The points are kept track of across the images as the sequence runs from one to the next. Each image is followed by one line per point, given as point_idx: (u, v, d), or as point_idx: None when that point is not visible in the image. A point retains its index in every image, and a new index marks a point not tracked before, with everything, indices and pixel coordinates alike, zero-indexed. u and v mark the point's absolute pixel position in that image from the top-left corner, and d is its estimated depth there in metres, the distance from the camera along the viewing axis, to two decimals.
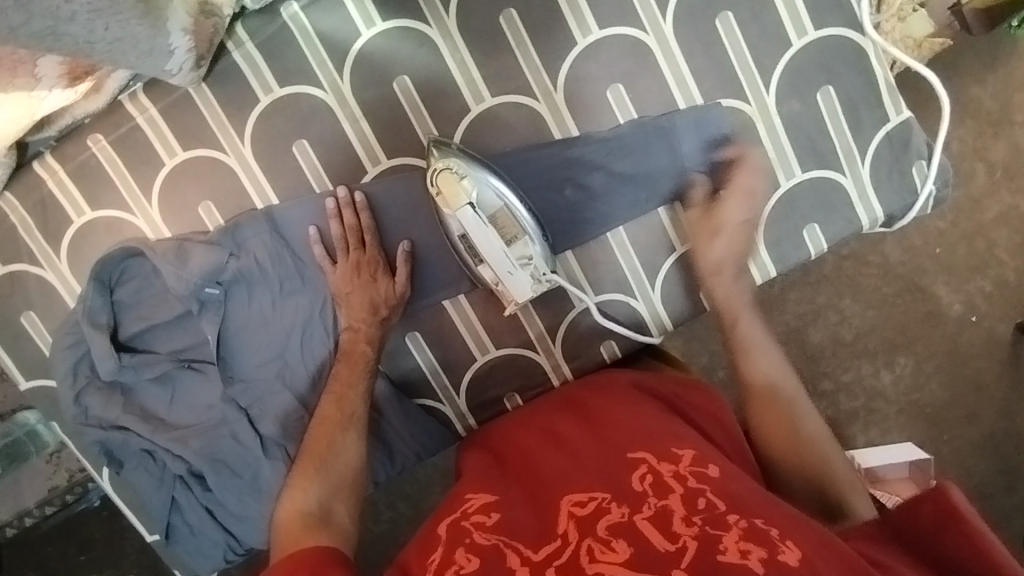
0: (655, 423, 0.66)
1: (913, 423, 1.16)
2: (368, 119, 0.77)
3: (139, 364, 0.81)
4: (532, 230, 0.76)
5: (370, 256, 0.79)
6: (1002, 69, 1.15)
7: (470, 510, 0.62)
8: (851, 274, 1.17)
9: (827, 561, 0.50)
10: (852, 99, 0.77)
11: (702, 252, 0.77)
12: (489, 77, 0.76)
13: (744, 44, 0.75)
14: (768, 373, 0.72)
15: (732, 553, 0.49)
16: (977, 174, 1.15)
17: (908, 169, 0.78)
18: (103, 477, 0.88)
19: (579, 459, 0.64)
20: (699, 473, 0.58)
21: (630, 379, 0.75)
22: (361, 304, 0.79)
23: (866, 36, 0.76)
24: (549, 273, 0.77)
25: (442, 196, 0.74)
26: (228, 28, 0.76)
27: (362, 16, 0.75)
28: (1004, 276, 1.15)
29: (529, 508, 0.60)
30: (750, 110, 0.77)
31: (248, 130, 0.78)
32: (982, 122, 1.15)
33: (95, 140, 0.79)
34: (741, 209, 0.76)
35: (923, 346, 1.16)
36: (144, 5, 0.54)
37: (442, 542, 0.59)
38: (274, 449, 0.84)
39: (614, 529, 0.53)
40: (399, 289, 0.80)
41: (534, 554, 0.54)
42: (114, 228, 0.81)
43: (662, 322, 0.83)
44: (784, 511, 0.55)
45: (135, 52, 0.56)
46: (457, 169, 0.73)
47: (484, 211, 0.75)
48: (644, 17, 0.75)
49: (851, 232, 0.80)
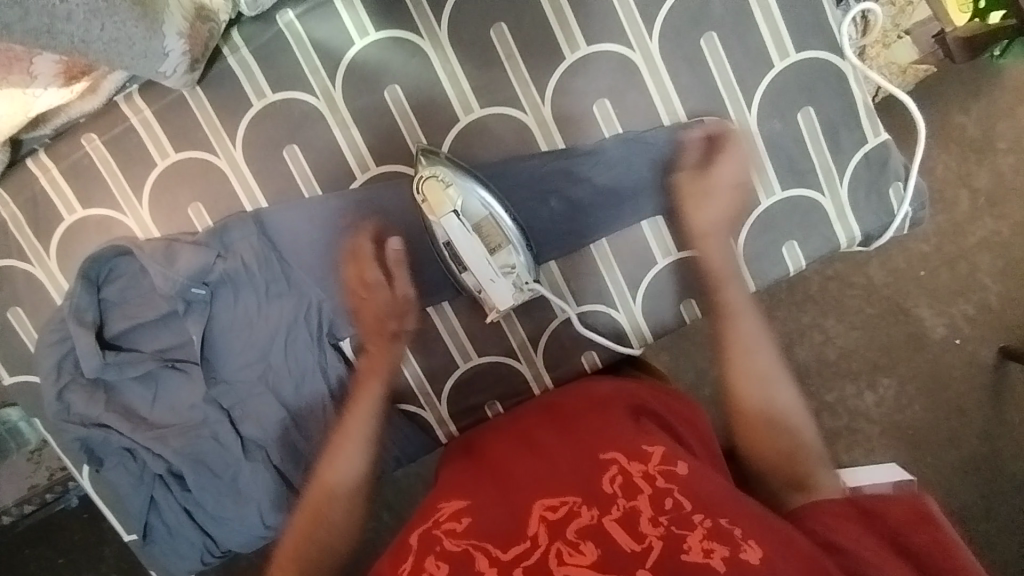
0: (624, 421, 0.67)
1: (893, 444, 1.17)
2: (359, 127, 0.79)
3: (123, 362, 0.81)
4: (516, 239, 0.78)
5: (378, 276, 0.79)
6: (985, 98, 1.18)
7: (441, 517, 0.62)
8: (836, 294, 1.18)
9: (783, 563, 0.52)
10: (832, 121, 0.79)
11: (692, 212, 0.76)
12: (479, 89, 0.78)
13: (728, 63, 0.77)
14: (749, 343, 0.72)
15: (695, 552, 0.52)
16: (960, 201, 1.18)
17: (884, 191, 0.80)
18: (83, 475, 0.88)
19: (552, 460, 0.64)
20: (668, 472, 0.59)
21: (614, 387, 0.73)
22: (373, 311, 0.79)
23: (846, 59, 0.78)
24: (531, 283, 0.78)
25: (427, 204, 0.75)
26: (224, 34, 0.77)
27: (356, 26, 0.77)
28: (987, 300, 1.17)
29: (500, 509, 0.61)
30: (733, 128, 0.79)
31: (240, 134, 0.79)
32: (965, 148, 1.18)
33: (89, 140, 0.80)
34: (731, 172, 0.76)
35: (906, 368, 1.18)
36: (140, 8, 0.54)
37: (413, 552, 0.60)
38: (255, 451, 0.85)
39: (583, 532, 0.55)
40: (410, 310, 0.80)
41: (503, 554, 0.56)
42: (104, 226, 0.82)
43: (642, 334, 0.85)
44: (746, 509, 0.57)
45: (129, 53, 0.56)
46: (442, 178, 0.74)
47: (469, 219, 0.76)
48: (631, 35, 0.77)
49: (829, 250, 0.82)
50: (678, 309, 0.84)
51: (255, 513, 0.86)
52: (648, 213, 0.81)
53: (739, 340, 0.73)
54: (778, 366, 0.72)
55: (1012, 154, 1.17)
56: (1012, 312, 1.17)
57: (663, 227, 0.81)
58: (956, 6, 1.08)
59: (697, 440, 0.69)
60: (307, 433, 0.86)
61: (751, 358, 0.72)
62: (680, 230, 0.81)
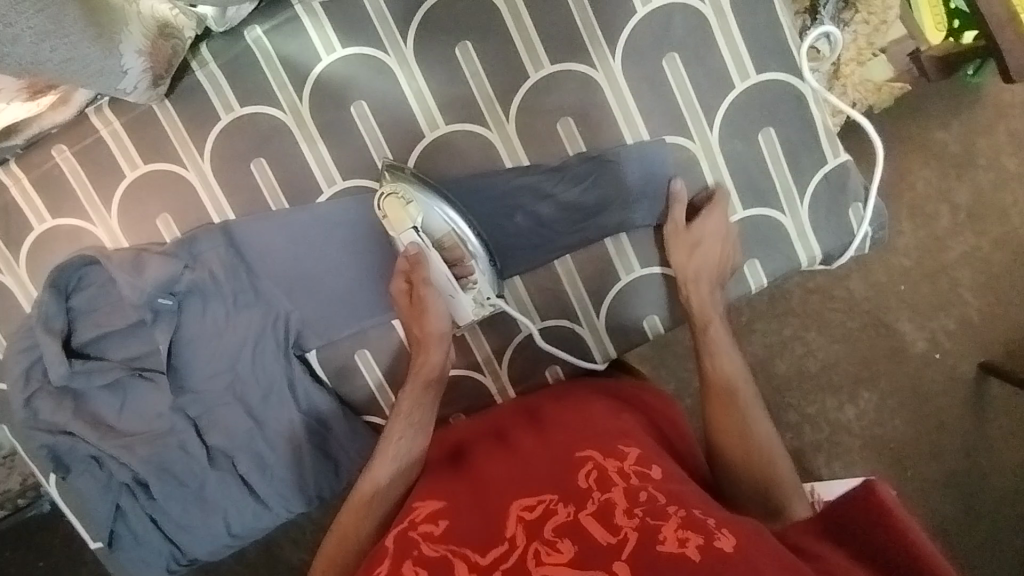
0: (598, 424, 0.68)
1: (874, 458, 1.18)
2: (326, 142, 0.80)
3: (91, 370, 0.82)
4: (478, 254, 0.81)
5: (402, 286, 0.79)
6: (965, 114, 1.18)
7: (417, 519, 0.61)
8: (817, 308, 1.19)
9: (763, 558, 0.51)
10: (793, 142, 0.80)
11: (679, 262, 0.78)
12: (444, 105, 0.79)
13: (689, 84, 0.78)
14: (731, 382, 0.75)
15: (671, 542, 0.50)
16: (941, 216, 1.18)
17: (844, 212, 0.81)
18: (50, 481, 0.88)
19: (526, 463, 0.65)
20: (642, 472, 0.59)
21: (589, 387, 0.80)
22: (417, 315, 0.78)
23: (806, 82, 0.79)
24: (492, 298, 0.81)
25: (389, 220, 0.78)
26: (193, 48, 0.79)
27: (323, 43, 0.78)
28: (966, 315, 1.17)
29: (476, 512, 0.60)
30: (694, 147, 0.80)
31: (207, 146, 0.81)
32: (946, 164, 1.18)
33: (59, 151, 0.82)
34: (717, 223, 0.78)
35: (887, 382, 1.18)
36: (95, 31, 0.53)
37: (388, 555, 0.57)
38: (220, 460, 0.86)
39: (560, 530, 0.53)
40: (431, 312, 0.77)
41: (481, 557, 0.53)
42: (74, 236, 0.83)
43: (605, 349, 0.85)
44: (720, 509, 0.57)
45: (86, 72, 0.55)
46: (404, 195, 0.77)
47: (429, 234, 0.79)
48: (594, 56, 0.78)
49: (790, 269, 0.83)
50: (641, 325, 0.84)
51: (220, 521, 0.87)
52: (612, 230, 0.82)
53: (723, 375, 0.75)
54: (757, 403, 0.74)
55: (991, 170, 1.18)
56: (990, 328, 1.17)
57: (626, 244, 0.83)
58: (932, 25, 1.09)
59: (679, 443, 0.73)
60: (274, 444, 0.86)
61: (733, 398, 0.74)
62: (644, 248, 0.83)
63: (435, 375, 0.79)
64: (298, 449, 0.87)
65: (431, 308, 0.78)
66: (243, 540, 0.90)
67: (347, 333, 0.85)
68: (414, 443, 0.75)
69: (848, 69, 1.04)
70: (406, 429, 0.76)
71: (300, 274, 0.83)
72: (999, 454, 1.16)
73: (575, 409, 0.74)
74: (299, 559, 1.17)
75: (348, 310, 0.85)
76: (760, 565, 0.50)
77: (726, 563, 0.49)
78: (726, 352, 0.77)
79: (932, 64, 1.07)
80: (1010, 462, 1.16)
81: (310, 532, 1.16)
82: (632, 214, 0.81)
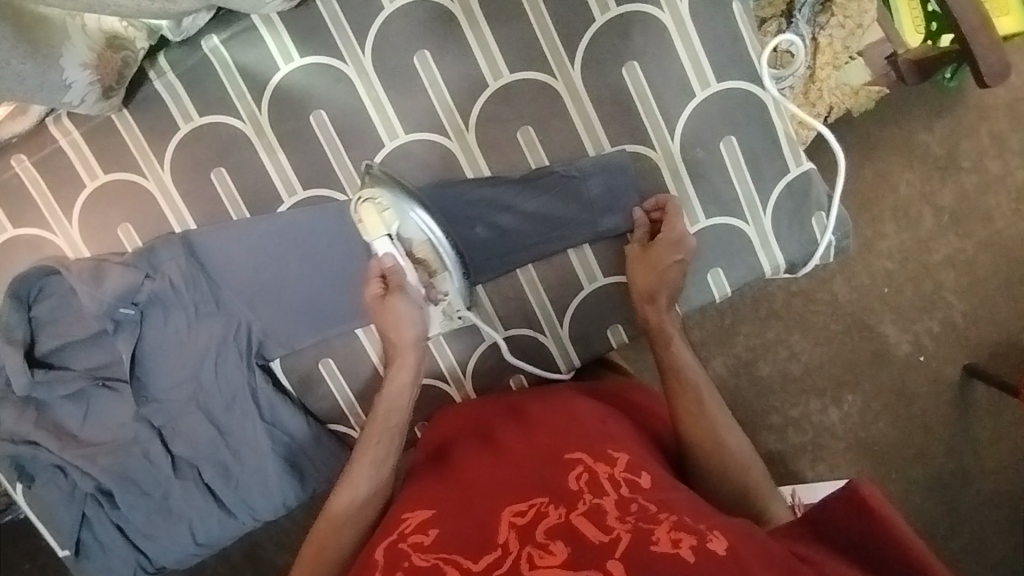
0: (585, 428, 0.67)
1: (858, 461, 1.16)
2: (285, 151, 0.81)
3: (53, 380, 0.80)
4: (452, 265, 0.81)
5: (376, 290, 0.76)
6: (948, 117, 1.15)
7: (407, 529, 0.59)
8: (801, 311, 1.16)
9: (754, 556, 0.50)
10: (754, 150, 0.80)
11: (636, 282, 0.77)
12: (404, 116, 0.80)
13: (649, 91, 0.79)
14: (697, 396, 0.72)
15: (664, 543, 0.49)
16: (924, 218, 1.15)
17: (808, 220, 0.81)
18: (18, 492, 0.85)
19: (513, 465, 0.63)
20: (632, 480, 0.58)
21: (570, 387, 0.78)
22: (391, 317, 0.75)
23: (766, 90, 0.79)
24: (462, 312, 0.82)
25: (363, 225, 0.78)
26: (151, 58, 0.80)
27: (281, 52, 0.79)
28: (950, 317, 1.15)
29: (464, 517, 0.58)
30: (655, 156, 0.80)
31: (168, 156, 0.81)
32: (929, 167, 1.15)
33: (19, 161, 0.81)
34: (666, 249, 0.76)
35: (871, 385, 1.15)
36: (29, 46, 0.58)
37: (379, 567, 0.55)
38: (185, 469, 0.85)
39: (552, 531, 0.52)
40: (405, 320, 0.75)
41: (474, 564, 0.51)
42: (35, 245, 0.82)
43: (569, 357, 0.85)
44: (712, 512, 0.56)
45: (23, 86, 0.60)
46: (379, 202, 0.77)
47: (403, 243, 0.79)
48: (553, 63, 0.79)
49: (755, 277, 0.83)
50: (606, 334, 0.84)
51: (186, 531, 0.85)
52: (575, 240, 0.82)
53: (688, 382, 0.73)
54: (726, 414, 0.72)
55: (975, 173, 1.14)
56: (975, 331, 1.15)
57: (590, 254, 0.83)
58: (911, 28, 1.05)
59: (662, 442, 0.72)
60: (238, 454, 0.85)
61: (702, 413, 0.71)
62: (606, 257, 0.83)
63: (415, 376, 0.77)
64: (260, 457, 0.85)
65: (403, 313, 0.75)
66: (210, 549, 0.88)
67: (310, 342, 0.85)
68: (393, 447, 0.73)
69: (823, 74, 0.97)
70: (384, 434, 0.73)
71: (264, 283, 0.83)
72: (983, 457, 1.14)
73: (559, 408, 0.72)
74: (283, 562, 1.15)
75: (311, 321, 0.84)
76: (752, 565, 0.49)
77: (719, 563, 0.48)
78: (690, 365, 0.74)
79: (910, 69, 1.01)
80: (995, 465, 1.14)
81: (293, 536, 1.15)
82: (594, 223, 0.82)
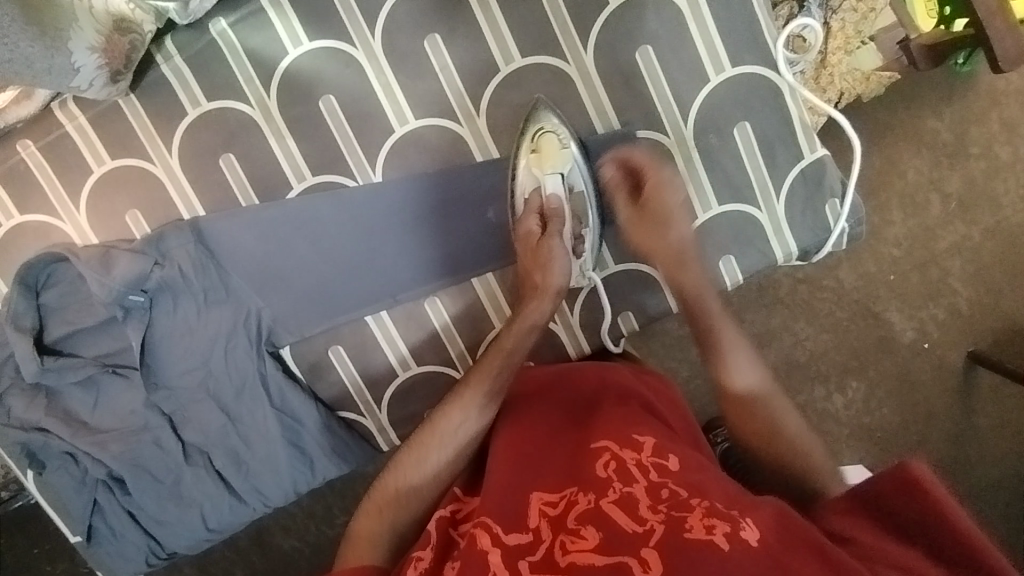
0: (608, 412, 0.67)
1: (862, 448, 1.15)
2: (294, 137, 0.80)
3: (63, 367, 0.80)
4: (593, 221, 0.82)
5: (533, 227, 0.77)
6: (958, 103, 1.13)
7: (459, 515, 0.66)
8: (806, 297, 1.15)
9: (781, 537, 0.52)
10: (767, 137, 0.80)
11: (654, 248, 0.76)
12: (414, 101, 0.80)
13: (663, 78, 0.79)
14: (715, 325, 0.73)
15: (697, 530, 0.51)
16: (932, 205, 1.14)
17: (821, 207, 0.81)
18: (27, 477, 0.85)
19: (541, 459, 0.66)
20: (660, 465, 0.59)
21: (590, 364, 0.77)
22: (536, 260, 0.76)
23: (783, 76, 0.79)
24: (591, 272, 0.82)
25: (537, 155, 0.79)
26: (158, 42, 0.78)
27: (289, 35, 0.78)
28: (956, 305, 1.14)
29: (502, 496, 0.61)
30: (669, 142, 0.80)
31: (176, 142, 0.80)
32: (938, 153, 1.14)
33: (24, 146, 0.81)
34: (673, 195, 0.75)
35: (875, 371, 1.15)
36: (35, 29, 0.58)
37: (432, 544, 0.62)
38: (196, 455, 0.85)
39: (583, 517, 0.55)
40: (555, 266, 0.74)
41: (505, 534, 0.56)
42: (42, 232, 0.82)
43: (580, 345, 0.86)
44: (740, 495, 0.57)
45: (31, 71, 0.60)
46: (562, 137, 0.79)
47: (568, 184, 0.80)
48: (566, 48, 0.79)
49: (766, 265, 0.83)
50: (617, 322, 0.85)
51: (197, 517, 0.85)
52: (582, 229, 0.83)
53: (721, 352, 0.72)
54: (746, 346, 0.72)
55: (984, 159, 1.14)
56: (982, 318, 1.14)
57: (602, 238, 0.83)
58: (924, 12, 1.01)
59: (675, 416, 0.72)
60: (248, 440, 0.85)
61: (726, 342, 0.72)
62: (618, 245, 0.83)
63: (541, 323, 0.75)
64: (271, 443, 0.85)
65: (554, 260, 0.75)
66: (221, 535, 0.88)
67: (320, 329, 0.85)
68: (486, 408, 0.72)
69: (835, 59, 0.96)
70: (503, 366, 0.73)
71: (273, 267, 0.82)
72: (986, 444, 1.14)
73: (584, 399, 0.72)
74: (287, 546, 1.15)
75: (320, 306, 0.84)
76: (781, 555, 0.50)
77: (750, 555, 0.49)
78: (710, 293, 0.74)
79: (922, 54, 0.97)
80: (997, 451, 1.14)
81: (297, 521, 1.15)
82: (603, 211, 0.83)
